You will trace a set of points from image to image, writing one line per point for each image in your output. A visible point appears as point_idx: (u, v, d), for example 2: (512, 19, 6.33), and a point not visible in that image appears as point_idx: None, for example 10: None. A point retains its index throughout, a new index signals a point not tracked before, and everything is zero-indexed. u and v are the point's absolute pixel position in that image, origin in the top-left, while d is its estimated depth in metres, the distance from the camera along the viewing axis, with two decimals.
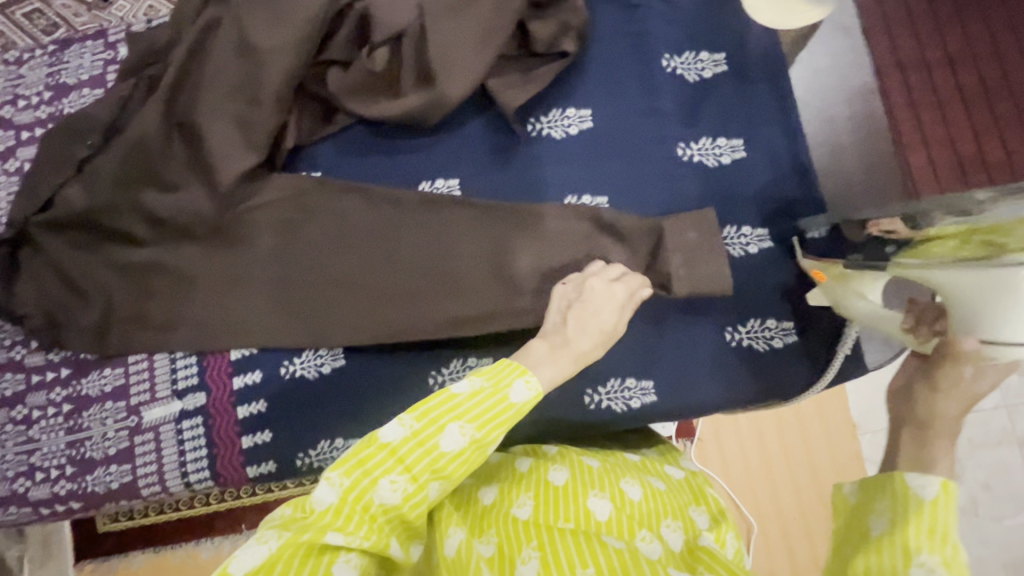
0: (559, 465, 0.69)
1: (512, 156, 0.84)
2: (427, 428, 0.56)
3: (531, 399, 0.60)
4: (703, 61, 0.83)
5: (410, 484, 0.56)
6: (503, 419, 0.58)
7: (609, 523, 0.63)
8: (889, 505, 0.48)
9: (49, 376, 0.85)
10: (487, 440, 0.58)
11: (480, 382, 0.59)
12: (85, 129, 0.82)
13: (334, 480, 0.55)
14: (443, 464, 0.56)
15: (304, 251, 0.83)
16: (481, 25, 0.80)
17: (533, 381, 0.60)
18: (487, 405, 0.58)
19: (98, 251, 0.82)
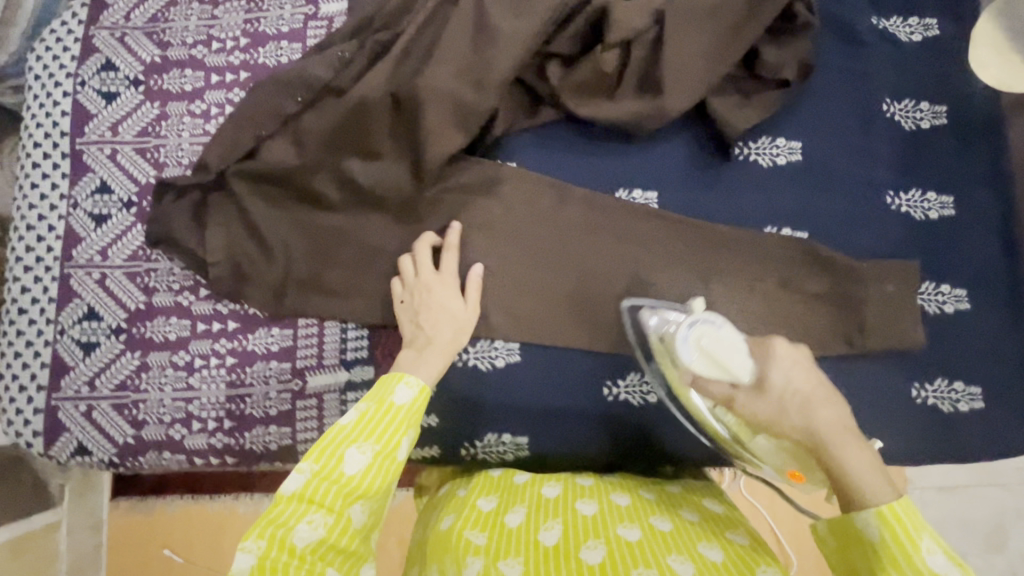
0: (588, 499, 0.70)
1: (715, 177, 0.82)
2: (328, 463, 0.57)
3: (419, 396, 0.64)
4: (923, 112, 0.81)
5: (328, 517, 0.55)
6: (400, 427, 0.61)
7: (640, 545, 0.61)
8: (876, 572, 0.50)
9: (215, 328, 0.84)
10: (391, 449, 0.59)
11: (365, 405, 0.61)
12: (296, 85, 0.80)
13: (251, 547, 0.52)
14: (363, 483, 0.57)
15: (494, 240, 0.82)
16: (714, 43, 0.79)
17: (413, 381, 0.64)
18: (377, 420, 0.60)
19: (287, 208, 0.81)
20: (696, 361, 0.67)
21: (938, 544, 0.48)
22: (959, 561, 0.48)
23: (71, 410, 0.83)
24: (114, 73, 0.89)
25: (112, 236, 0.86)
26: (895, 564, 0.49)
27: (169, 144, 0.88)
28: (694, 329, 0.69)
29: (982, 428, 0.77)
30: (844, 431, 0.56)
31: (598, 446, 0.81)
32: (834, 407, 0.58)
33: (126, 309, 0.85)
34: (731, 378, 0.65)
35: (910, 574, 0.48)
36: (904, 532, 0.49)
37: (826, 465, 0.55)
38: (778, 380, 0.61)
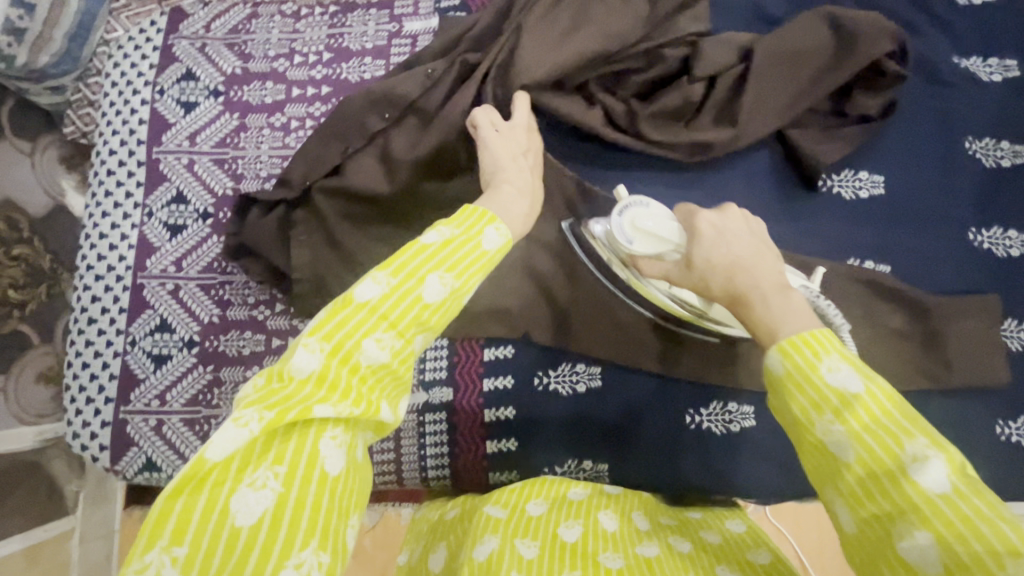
0: (612, 513, 0.68)
1: (799, 207, 0.83)
2: (406, 283, 0.48)
3: (505, 245, 0.54)
4: (1004, 150, 0.83)
5: (398, 341, 0.48)
6: (481, 268, 0.52)
7: (656, 562, 0.59)
8: (789, 398, 0.47)
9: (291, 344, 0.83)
10: (466, 290, 0.51)
11: (449, 231, 0.52)
12: (386, 101, 0.79)
13: (314, 348, 0.46)
14: (445, 258, 0.50)
15: (578, 262, 0.82)
16: (806, 77, 0.79)
17: (503, 230, 0.54)
18: (459, 251, 0.51)
19: (371, 224, 0.80)
20: (642, 242, 0.67)
21: (842, 362, 0.45)
22: (865, 372, 0.45)
23: (140, 423, 0.81)
24: (194, 83, 0.89)
25: (186, 247, 0.85)
26: (798, 384, 0.46)
27: (247, 156, 0.87)
28: (627, 214, 0.68)
29: None
30: (754, 290, 0.56)
31: (681, 477, 0.79)
32: (765, 267, 0.58)
33: (199, 322, 0.83)
34: (670, 252, 0.67)
35: (807, 386, 0.45)
36: (809, 354, 0.46)
37: (746, 323, 0.56)
38: (701, 259, 0.62)
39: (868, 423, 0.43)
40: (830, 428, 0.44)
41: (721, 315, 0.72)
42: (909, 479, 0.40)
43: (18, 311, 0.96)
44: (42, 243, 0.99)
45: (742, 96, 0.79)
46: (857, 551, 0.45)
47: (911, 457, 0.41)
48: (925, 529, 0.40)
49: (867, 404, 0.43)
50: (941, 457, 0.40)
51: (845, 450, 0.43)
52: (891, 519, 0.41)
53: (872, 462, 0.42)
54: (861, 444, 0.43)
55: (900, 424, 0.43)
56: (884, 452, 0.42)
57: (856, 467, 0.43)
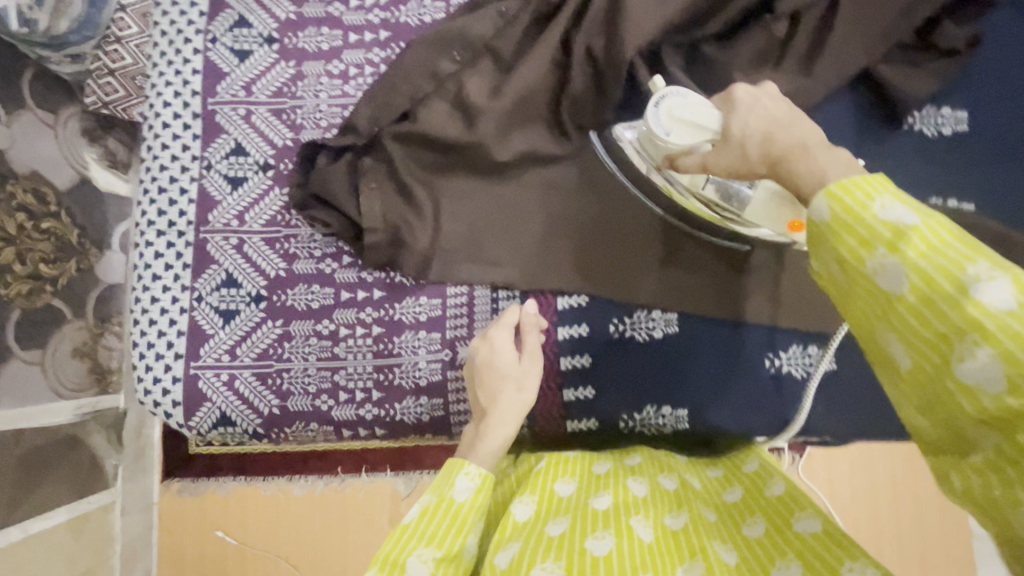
0: (639, 477, 0.69)
1: (879, 145, 0.81)
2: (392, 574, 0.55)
3: (478, 488, 0.61)
4: None
5: (438, 551, 0.56)
6: (462, 526, 0.58)
7: (686, 532, 0.61)
8: (834, 246, 0.44)
9: (361, 296, 0.81)
10: (456, 550, 0.57)
11: (427, 500, 0.60)
12: (456, 42, 0.76)
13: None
14: (429, 531, 0.57)
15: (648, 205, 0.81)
16: (893, 8, 0.76)
17: (472, 472, 0.62)
18: (439, 522, 0.58)
19: (440, 173, 0.79)
20: (682, 125, 0.62)
21: (896, 198, 0.42)
22: (920, 207, 0.41)
23: (212, 378, 0.80)
24: (247, 30, 0.86)
25: (249, 200, 0.83)
26: (846, 227, 0.43)
27: (306, 106, 0.85)
28: (663, 106, 0.64)
29: None
30: (801, 147, 0.52)
31: (763, 418, 0.78)
32: (804, 125, 0.54)
33: (267, 276, 0.82)
34: (705, 138, 0.61)
35: (859, 214, 0.42)
36: (862, 197, 0.43)
37: (785, 180, 0.53)
38: (737, 127, 0.58)
39: (917, 256, 0.40)
40: (883, 263, 0.41)
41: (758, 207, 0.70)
42: (970, 299, 0.37)
43: (49, 285, 0.93)
44: (68, 216, 0.97)
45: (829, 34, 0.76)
46: (908, 391, 0.42)
47: (973, 278, 0.38)
48: (987, 345, 0.37)
49: (923, 235, 0.40)
50: (1006, 277, 0.37)
51: (898, 282, 0.40)
52: (949, 344, 0.38)
53: (927, 286, 0.39)
54: (919, 271, 0.40)
55: (959, 249, 0.39)
56: (943, 278, 0.39)
57: (911, 297, 0.40)
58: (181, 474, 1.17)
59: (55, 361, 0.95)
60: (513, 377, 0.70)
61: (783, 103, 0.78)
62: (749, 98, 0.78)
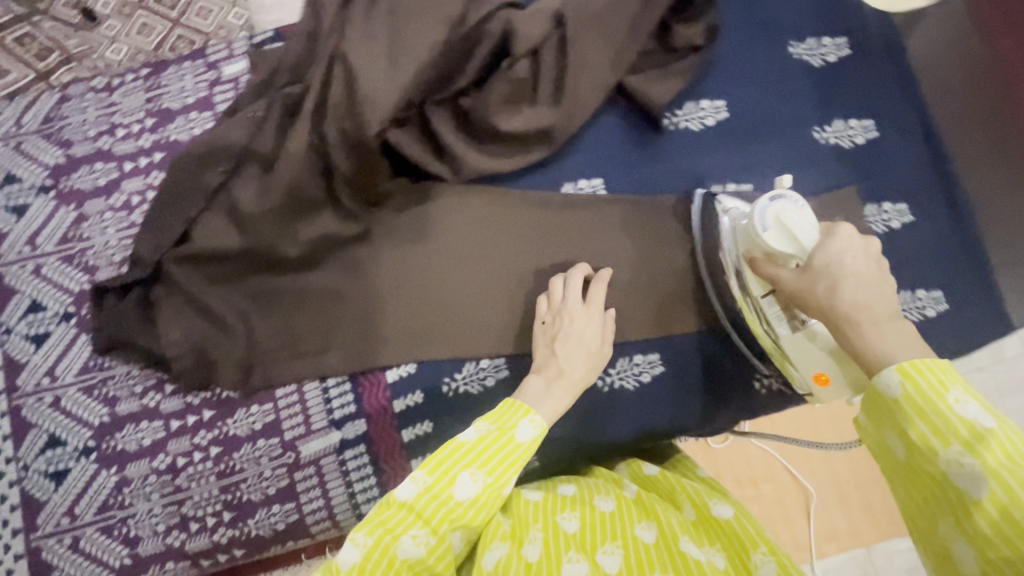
0: (606, 497, 0.72)
1: (653, 149, 0.84)
2: (440, 481, 0.61)
3: (537, 437, 0.66)
4: (827, 46, 0.85)
5: (486, 477, 0.62)
6: (514, 461, 0.64)
7: (657, 546, 0.64)
8: (900, 429, 0.50)
9: (191, 421, 0.80)
10: (500, 483, 0.63)
11: (486, 427, 0.65)
12: (216, 155, 0.77)
13: (418, 478, 0.61)
14: (484, 457, 0.63)
15: (452, 257, 0.83)
16: (622, 29, 0.80)
17: (536, 420, 0.66)
18: (495, 448, 0.64)
19: (238, 282, 0.79)
20: (772, 236, 0.63)
21: (968, 394, 0.48)
22: (991, 409, 0.48)
23: (55, 546, 0.78)
24: (19, 184, 0.84)
25: (56, 354, 0.81)
26: (920, 411, 0.49)
27: (96, 245, 0.83)
28: (775, 203, 0.64)
29: (951, 328, 0.81)
30: (865, 310, 0.55)
31: (613, 430, 0.82)
32: (880, 291, 0.56)
33: (91, 426, 0.80)
34: (794, 255, 0.62)
35: (937, 404, 0.48)
36: (932, 387, 0.49)
37: (845, 345, 0.56)
38: (824, 261, 0.59)
39: (994, 467, 0.46)
40: (959, 459, 0.47)
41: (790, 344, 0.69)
42: None
43: None
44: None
45: (568, 64, 0.79)
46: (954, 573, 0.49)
47: None
48: None
49: (999, 438, 0.46)
50: None
51: (979, 487, 0.46)
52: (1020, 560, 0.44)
53: (1007, 502, 0.45)
54: (995, 480, 0.45)
55: None
56: (1021, 491, 0.44)
57: (987, 504, 0.46)
58: None
59: None
60: (584, 346, 0.74)
61: (549, 136, 0.81)
62: (516, 138, 0.81)
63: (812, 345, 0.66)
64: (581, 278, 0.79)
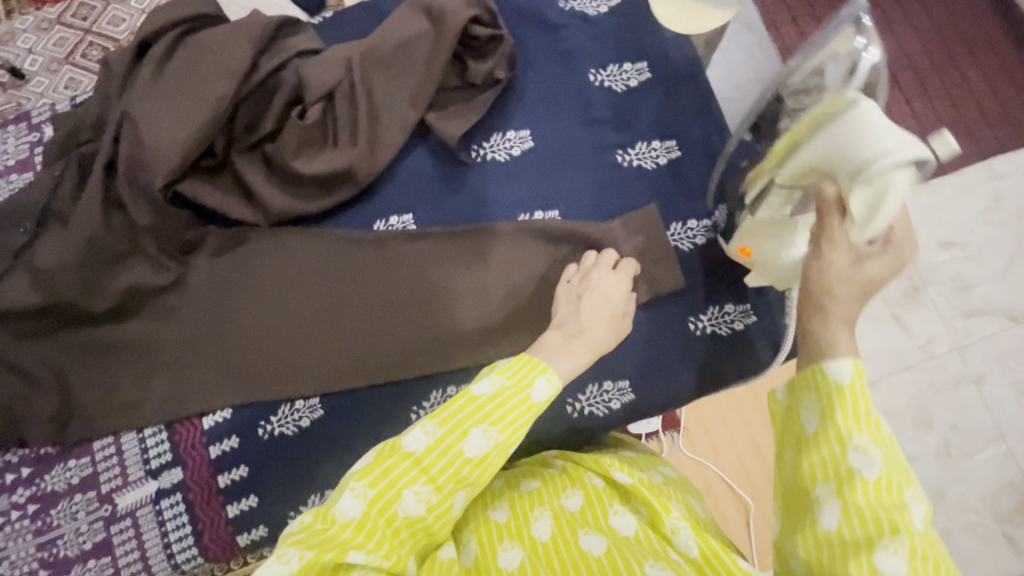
0: (530, 477, 0.73)
1: (462, 181, 0.86)
2: (450, 436, 0.59)
3: (552, 396, 0.63)
4: (628, 72, 0.88)
5: (497, 433, 0.60)
6: (527, 419, 0.61)
7: (582, 512, 0.66)
8: (823, 409, 0.51)
9: (10, 479, 0.80)
10: (509, 443, 0.60)
11: (502, 382, 0.61)
12: (17, 217, 0.78)
13: (429, 430, 0.59)
14: (494, 414, 0.60)
15: (272, 295, 0.83)
16: (414, 67, 0.82)
17: (552, 380, 0.64)
18: (509, 406, 0.61)
19: (55, 336, 0.81)
20: (855, 187, 0.55)
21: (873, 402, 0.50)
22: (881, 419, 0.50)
23: None
24: None
25: None
26: (843, 399, 0.50)
27: None
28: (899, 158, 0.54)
29: (761, 340, 0.82)
30: (835, 302, 0.56)
31: None
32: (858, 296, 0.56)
33: None
34: (853, 229, 0.56)
35: (858, 416, 0.50)
36: (862, 404, 0.50)
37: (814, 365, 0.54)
38: (860, 260, 0.56)
39: (857, 505, 0.47)
40: (863, 446, 0.48)
41: (761, 243, 0.73)
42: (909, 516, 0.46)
43: None
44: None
45: (360, 105, 0.81)
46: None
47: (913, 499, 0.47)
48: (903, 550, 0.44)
49: (887, 443, 0.49)
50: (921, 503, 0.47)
51: (872, 467, 0.48)
52: (873, 541, 0.46)
53: (871, 495, 0.47)
54: (883, 468, 0.48)
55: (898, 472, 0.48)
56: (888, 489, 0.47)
57: (869, 484, 0.47)
58: None
59: None
60: (611, 305, 0.74)
61: (352, 176, 0.83)
62: (321, 180, 0.83)
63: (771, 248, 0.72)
64: (610, 261, 0.79)
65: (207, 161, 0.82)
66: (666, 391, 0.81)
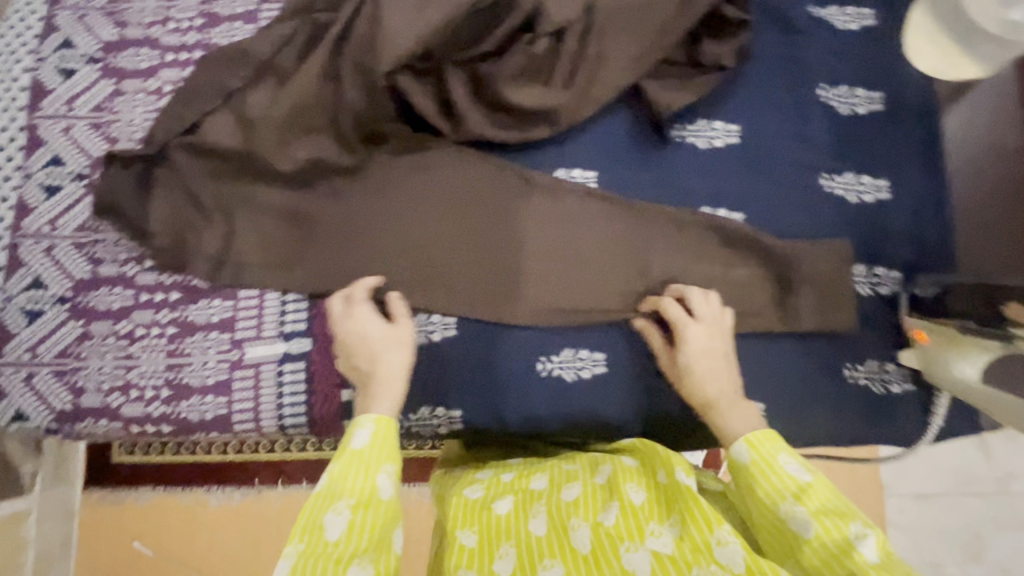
0: (570, 483, 0.71)
1: (656, 156, 0.84)
2: (308, 543, 0.55)
3: (375, 438, 0.64)
4: (858, 98, 0.83)
5: (351, 501, 0.58)
6: (361, 477, 0.60)
7: (621, 524, 0.63)
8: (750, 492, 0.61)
9: (159, 298, 0.85)
10: (370, 494, 0.59)
11: (336, 467, 0.61)
12: (242, 61, 0.81)
13: (292, 552, 0.54)
14: (337, 489, 0.59)
15: (427, 202, 0.83)
16: (652, 28, 0.80)
17: (366, 423, 0.65)
18: (351, 470, 0.61)
19: (233, 181, 0.83)
20: None
21: (791, 455, 0.61)
22: (810, 466, 0.60)
23: (11, 375, 0.84)
24: (72, 51, 0.92)
25: (61, 208, 0.88)
26: (762, 470, 0.61)
27: (122, 120, 0.90)
28: None
29: (913, 411, 0.77)
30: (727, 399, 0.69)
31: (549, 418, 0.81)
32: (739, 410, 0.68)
33: (73, 279, 0.86)
34: None
35: (774, 483, 0.59)
36: (767, 466, 0.61)
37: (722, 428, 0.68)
38: None
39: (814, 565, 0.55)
40: (794, 509, 0.57)
41: (943, 361, 0.71)
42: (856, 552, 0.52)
43: None
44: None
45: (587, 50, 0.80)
46: None
47: (857, 536, 0.54)
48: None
49: (816, 488, 0.58)
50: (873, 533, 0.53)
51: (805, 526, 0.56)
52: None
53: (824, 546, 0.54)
54: (817, 522, 0.55)
55: (834, 506, 0.56)
56: (836, 532, 0.54)
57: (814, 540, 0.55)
58: (104, 485, 1.27)
59: None
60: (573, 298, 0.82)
61: (553, 119, 0.82)
62: (522, 113, 0.83)
63: (957, 367, 0.70)
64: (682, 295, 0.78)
65: (423, 62, 0.81)
66: (798, 430, 0.78)
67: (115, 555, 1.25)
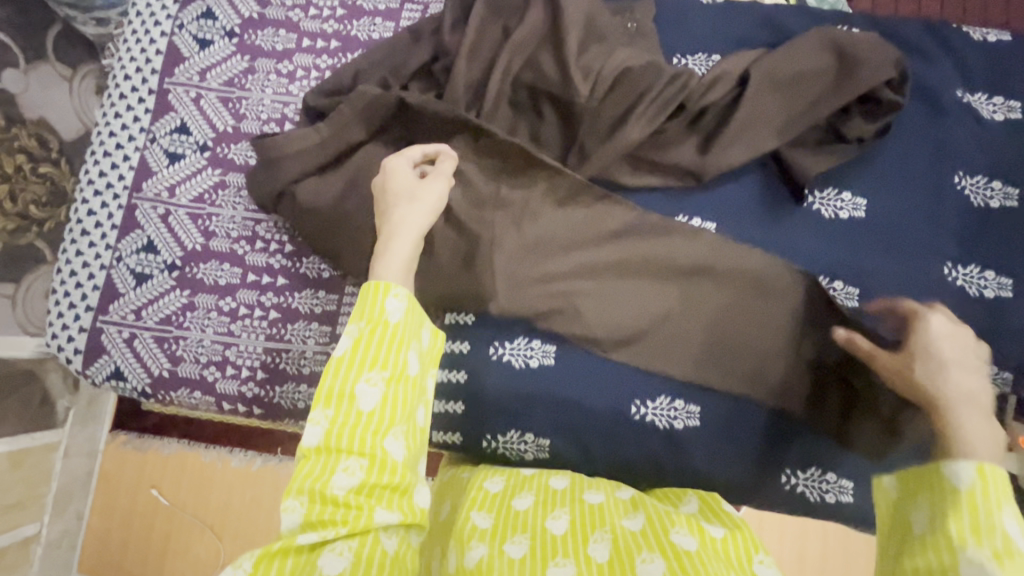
0: (595, 490, 0.68)
1: (780, 217, 0.83)
2: (342, 407, 0.56)
3: (407, 307, 0.61)
4: (994, 191, 0.82)
5: (384, 371, 0.58)
6: (399, 343, 0.59)
7: (644, 534, 0.60)
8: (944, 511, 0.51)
9: (265, 281, 0.86)
10: (399, 367, 0.59)
11: (380, 314, 0.59)
12: None
13: (320, 419, 0.56)
14: (368, 357, 0.58)
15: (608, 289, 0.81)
16: (799, 94, 0.80)
17: (401, 294, 0.61)
18: (382, 339, 0.58)
19: None
20: None
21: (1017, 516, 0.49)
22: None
23: (114, 334, 0.86)
24: (212, 22, 0.93)
25: (182, 176, 0.89)
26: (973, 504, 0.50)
27: (251, 98, 0.90)
28: None
29: None
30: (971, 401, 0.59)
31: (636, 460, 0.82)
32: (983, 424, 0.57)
33: (184, 248, 0.87)
34: None
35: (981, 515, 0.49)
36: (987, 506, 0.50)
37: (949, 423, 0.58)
38: None
39: None
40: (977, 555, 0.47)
41: None
42: None
43: (36, 228, 1.03)
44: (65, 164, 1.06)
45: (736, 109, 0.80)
46: None
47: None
48: None
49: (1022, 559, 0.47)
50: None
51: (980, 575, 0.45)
52: None
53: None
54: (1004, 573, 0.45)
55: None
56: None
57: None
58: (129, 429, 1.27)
59: (28, 299, 1.04)
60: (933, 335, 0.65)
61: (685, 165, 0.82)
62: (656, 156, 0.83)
63: None
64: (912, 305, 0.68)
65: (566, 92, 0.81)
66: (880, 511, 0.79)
67: (132, 503, 1.25)
